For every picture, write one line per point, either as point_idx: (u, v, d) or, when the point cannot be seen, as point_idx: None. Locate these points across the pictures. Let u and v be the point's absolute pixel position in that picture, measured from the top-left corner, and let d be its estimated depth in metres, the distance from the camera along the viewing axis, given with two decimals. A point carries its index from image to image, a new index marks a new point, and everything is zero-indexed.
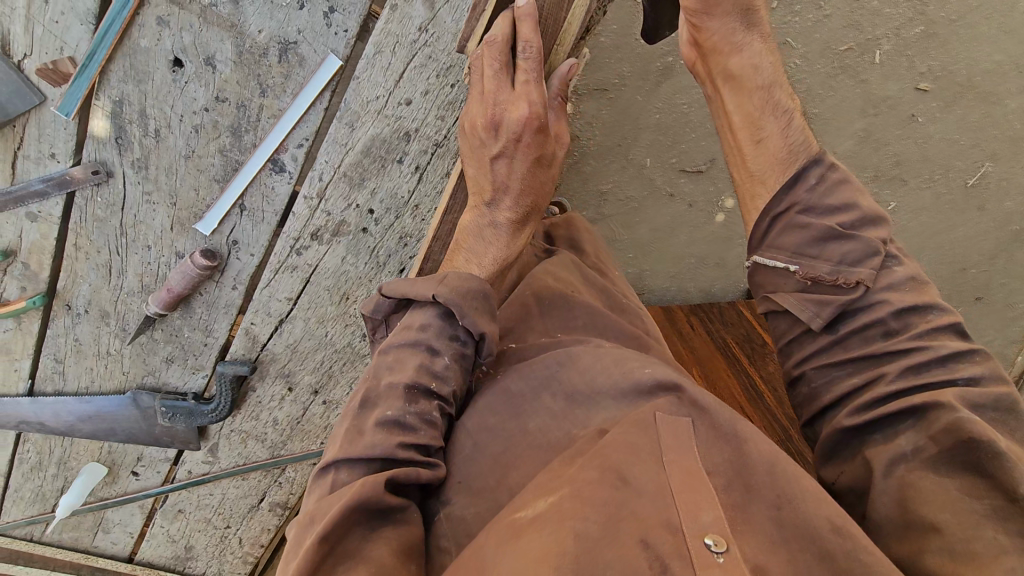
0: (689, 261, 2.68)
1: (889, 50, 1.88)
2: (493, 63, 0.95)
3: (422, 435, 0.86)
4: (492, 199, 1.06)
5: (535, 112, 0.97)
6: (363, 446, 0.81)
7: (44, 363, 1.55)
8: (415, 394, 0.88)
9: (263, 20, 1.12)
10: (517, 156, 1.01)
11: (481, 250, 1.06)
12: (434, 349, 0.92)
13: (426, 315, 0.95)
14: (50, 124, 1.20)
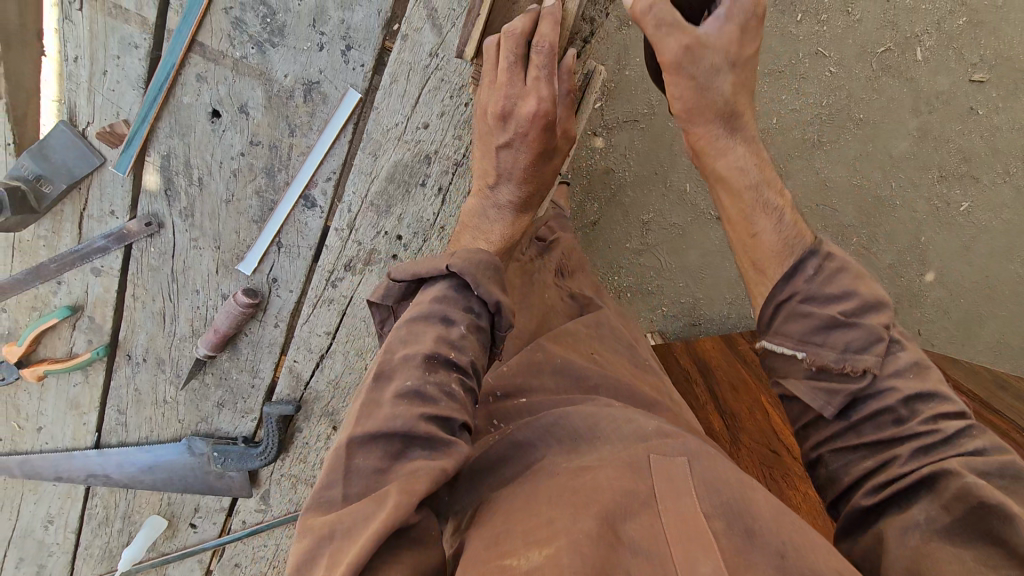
0: (749, 287, 2.52)
1: (933, 45, 2.22)
2: (505, 57, 0.88)
3: (442, 406, 0.88)
4: (495, 183, 1.01)
5: (544, 109, 0.89)
6: (385, 416, 0.86)
7: (108, 415, 1.63)
8: (433, 364, 0.90)
9: (289, 66, 1.20)
10: (523, 148, 0.94)
11: (485, 230, 1.04)
12: (450, 319, 0.94)
13: (442, 285, 0.97)
14: (108, 184, 1.31)
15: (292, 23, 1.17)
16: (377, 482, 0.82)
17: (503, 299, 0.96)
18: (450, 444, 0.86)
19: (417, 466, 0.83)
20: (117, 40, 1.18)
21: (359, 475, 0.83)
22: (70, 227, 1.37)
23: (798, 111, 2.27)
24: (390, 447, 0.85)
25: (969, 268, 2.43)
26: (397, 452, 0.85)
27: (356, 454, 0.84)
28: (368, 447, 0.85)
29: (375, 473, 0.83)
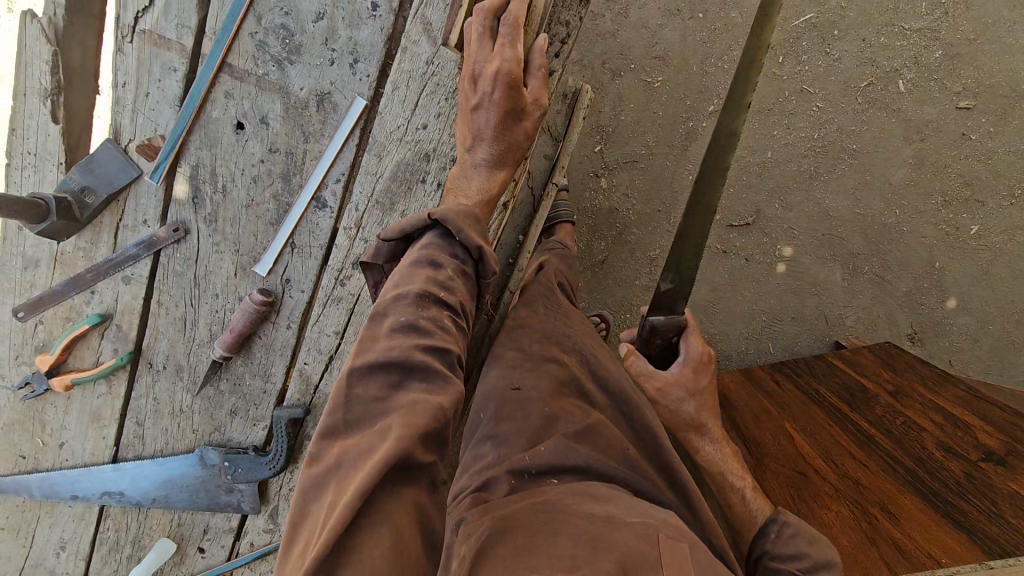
0: (761, 320, 2.74)
1: (913, 77, 2.54)
2: (475, 30, 1.17)
3: (435, 338, 1.02)
4: (472, 145, 1.24)
5: (505, 67, 1.12)
6: (385, 347, 0.99)
7: (128, 427, 1.68)
8: (427, 301, 1.05)
9: (304, 80, 1.37)
10: (491, 108, 1.17)
11: (462, 186, 1.25)
12: (437, 263, 1.10)
13: (428, 236, 1.15)
14: (143, 195, 1.47)
15: (307, 43, 1.35)
16: (378, 406, 0.94)
17: (484, 244, 1.14)
18: (445, 376, 0.98)
19: (416, 396, 0.94)
20: (160, 67, 1.38)
21: (360, 401, 0.94)
22: (106, 238, 1.51)
23: (790, 147, 2.60)
24: (388, 376, 0.96)
25: (982, 282, 2.71)
26: (396, 383, 0.96)
27: (357, 383, 0.95)
28: (368, 377, 0.96)
29: (375, 399, 0.94)
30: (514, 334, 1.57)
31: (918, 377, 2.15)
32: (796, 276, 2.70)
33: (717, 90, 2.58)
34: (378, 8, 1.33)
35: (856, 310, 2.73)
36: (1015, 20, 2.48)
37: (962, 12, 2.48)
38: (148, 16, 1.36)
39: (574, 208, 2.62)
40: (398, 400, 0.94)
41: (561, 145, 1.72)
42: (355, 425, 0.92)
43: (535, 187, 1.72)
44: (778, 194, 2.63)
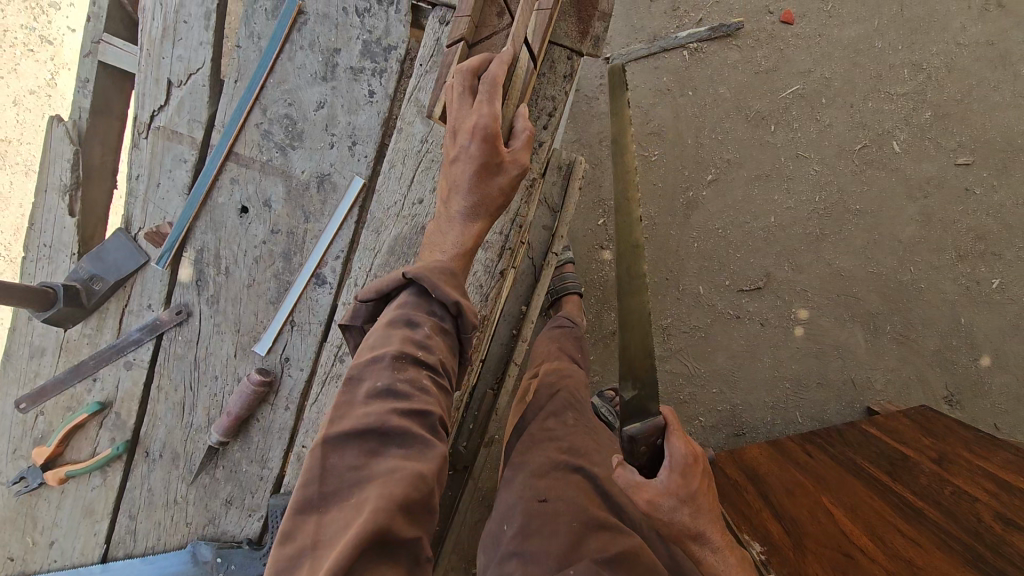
0: (785, 388, 2.60)
1: (908, 138, 2.58)
2: (455, 86, 1.18)
3: (414, 401, 0.97)
4: (449, 196, 1.24)
5: (482, 122, 1.12)
6: (362, 414, 0.95)
7: (119, 522, 1.60)
8: (403, 361, 1.01)
9: (306, 163, 1.44)
10: (466, 160, 1.17)
11: (439, 240, 1.25)
12: (414, 322, 1.07)
13: (403, 294, 1.12)
14: (149, 280, 1.51)
15: (308, 129, 1.43)
16: (354, 477, 0.89)
17: (461, 299, 1.10)
18: (423, 440, 0.94)
19: (393, 465, 0.89)
20: (171, 158, 1.47)
21: (336, 472, 0.90)
22: (111, 324, 1.54)
23: (792, 210, 2.61)
24: (364, 444, 0.92)
25: (1014, 338, 2.54)
26: (374, 451, 0.92)
27: (333, 453, 0.91)
28: (345, 446, 0.92)
29: (351, 469, 0.90)
30: (534, 447, 1.37)
31: (963, 443, 2.00)
32: (816, 339, 2.60)
33: (714, 160, 2.64)
34: (375, 94, 1.41)
35: (884, 373, 2.57)
36: (999, 80, 2.55)
37: (944, 75, 2.56)
38: (163, 114, 1.47)
39: (581, 280, 2.61)
40: (375, 470, 0.89)
41: (558, 215, 1.75)
42: (330, 498, 0.87)
43: (535, 259, 1.74)
44: (787, 255, 2.61)
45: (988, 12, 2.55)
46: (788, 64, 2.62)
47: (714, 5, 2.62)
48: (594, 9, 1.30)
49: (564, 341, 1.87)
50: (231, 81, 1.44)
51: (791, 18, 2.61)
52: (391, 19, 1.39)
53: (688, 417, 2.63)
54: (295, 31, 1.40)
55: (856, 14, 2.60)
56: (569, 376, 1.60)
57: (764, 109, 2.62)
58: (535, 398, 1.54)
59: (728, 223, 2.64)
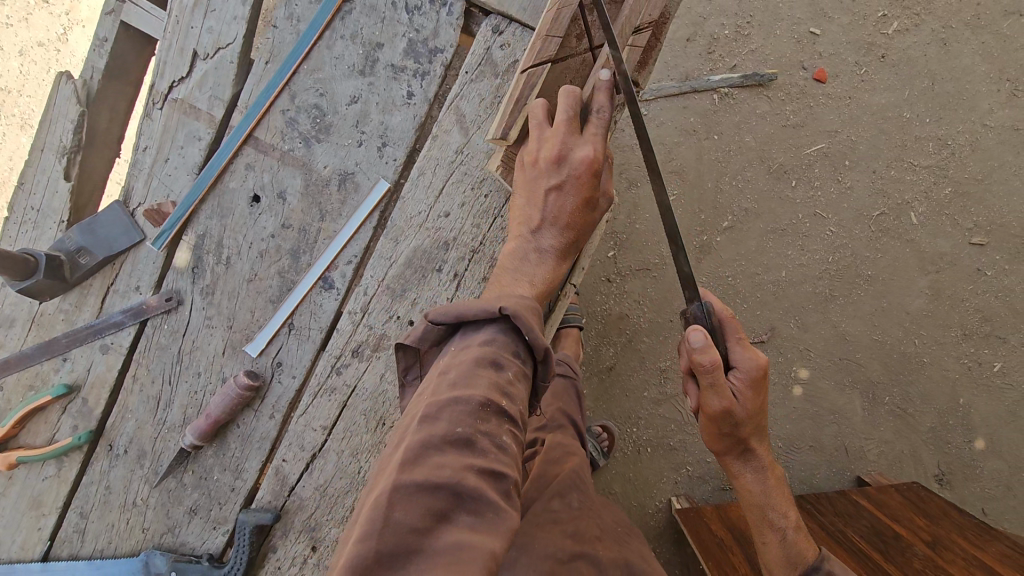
0: (778, 446, 2.52)
1: (925, 211, 2.56)
2: (565, 111, 1.11)
3: (491, 459, 0.86)
4: (538, 227, 1.18)
5: (597, 155, 1.12)
6: (434, 465, 0.82)
7: (68, 518, 1.45)
8: (487, 411, 0.90)
9: (329, 158, 1.35)
10: (572, 191, 1.14)
11: (527, 271, 1.17)
12: (500, 364, 0.96)
13: (490, 330, 1.01)
14: (141, 260, 1.39)
15: (337, 123, 1.34)
16: (416, 542, 0.74)
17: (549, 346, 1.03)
18: (499, 508, 0.80)
19: (463, 537, 0.75)
20: (185, 135, 1.37)
21: (396, 530, 0.74)
22: (92, 302, 1.41)
23: (805, 268, 2.56)
24: (433, 502, 0.78)
25: (1010, 425, 2.50)
26: (441, 512, 0.78)
27: (397, 505, 0.77)
28: (411, 500, 0.78)
29: (413, 531, 0.75)
30: (537, 530, 1.25)
31: (957, 526, 1.92)
32: (814, 402, 2.53)
33: (732, 208, 2.57)
34: (414, 96, 1.33)
35: (878, 445, 2.51)
36: (1020, 165, 2.55)
37: (967, 153, 2.56)
38: (182, 86, 1.37)
39: (584, 310, 2.53)
40: (442, 540, 0.75)
41: (581, 246, 1.65)
42: (387, 565, 0.71)
43: (552, 288, 1.63)
44: (794, 313, 2.56)
45: (1016, 97, 2.55)
46: (815, 122, 2.59)
47: (749, 52, 2.59)
48: (658, 42, 1.22)
49: (565, 404, 1.83)
50: (261, 62, 1.34)
51: (823, 76, 2.58)
52: (441, 20, 1.31)
53: (677, 463, 2.50)
54: (338, 19, 1.32)
55: (888, 81, 2.57)
56: (574, 454, 1.56)
57: (787, 163, 2.58)
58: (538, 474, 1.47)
59: (738, 271, 2.57)
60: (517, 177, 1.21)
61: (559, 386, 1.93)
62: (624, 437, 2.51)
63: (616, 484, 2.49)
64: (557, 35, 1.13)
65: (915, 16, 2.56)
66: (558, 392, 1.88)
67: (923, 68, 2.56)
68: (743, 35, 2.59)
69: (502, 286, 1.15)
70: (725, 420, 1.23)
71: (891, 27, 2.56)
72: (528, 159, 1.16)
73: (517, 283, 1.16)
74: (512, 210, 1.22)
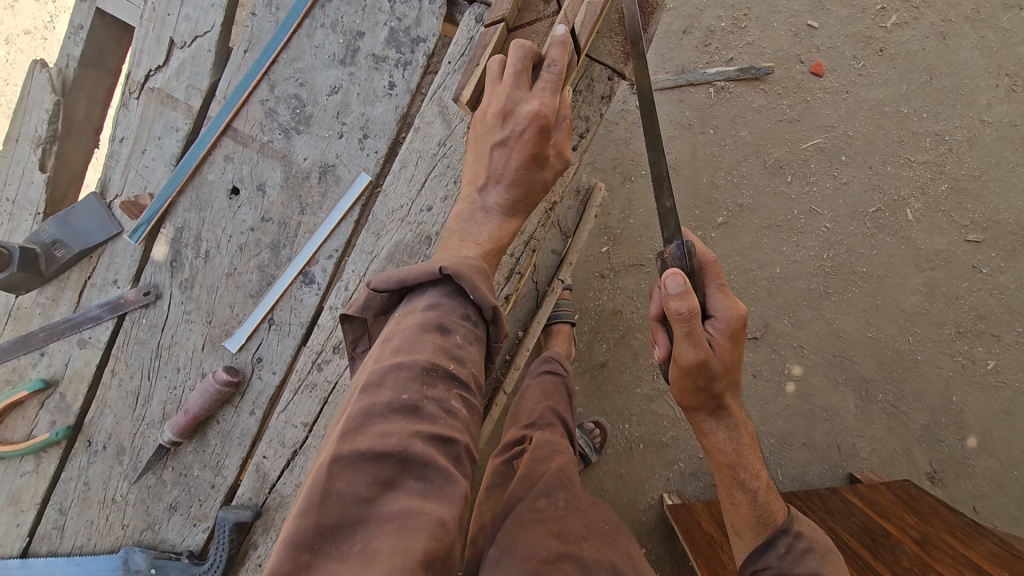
0: (770, 443, 2.50)
1: (922, 208, 2.53)
2: (514, 64, 1.09)
3: (439, 425, 0.86)
4: (485, 186, 1.16)
5: (545, 112, 1.08)
6: (378, 432, 0.82)
7: (47, 515, 1.43)
8: (433, 376, 0.90)
9: (309, 150, 1.32)
10: (517, 147, 1.11)
11: (474, 231, 1.14)
12: (446, 327, 0.96)
13: (436, 295, 1.00)
14: (119, 253, 1.37)
15: (318, 114, 1.31)
16: (362, 510, 0.76)
17: (498, 306, 1.01)
18: (447, 473, 0.82)
19: (410, 503, 0.77)
20: (163, 126, 1.34)
21: (340, 500, 0.76)
22: (70, 295, 1.39)
23: (799, 264, 2.54)
24: (379, 470, 0.79)
25: (1003, 423, 2.48)
26: (388, 479, 0.79)
27: (340, 475, 0.77)
28: (354, 469, 0.78)
29: (359, 499, 0.77)
30: (522, 529, 1.23)
31: (946, 525, 1.91)
32: (807, 399, 2.51)
33: (726, 203, 2.55)
34: (395, 87, 1.30)
35: (870, 442, 2.48)
36: (1018, 162, 2.53)
37: (965, 149, 2.53)
38: (159, 75, 1.34)
39: (576, 305, 2.51)
40: (388, 507, 0.77)
41: (570, 241, 1.62)
42: (332, 534, 0.73)
43: (539, 282, 1.61)
44: (788, 309, 2.53)
45: (1015, 93, 2.52)
46: (812, 116, 2.56)
47: (746, 46, 2.56)
48: (643, 32, 1.19)
49: (555, 401, 1.81)
50: (240, 51, 1.31)
51: (820, 70, 2.55)
52: (424, 9, 1.28)
53: (669, 460, 2.48)
54: (319, 7, 1.29)
55: (886, 76, 2.54)
56: (562, 452, 1.54)
57: (782, 158, 2.55)
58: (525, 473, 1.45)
59: (732, 267, 2.54)
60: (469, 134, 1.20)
61: (548, 382, 1.91)
62: (616, 433, 2.49)
63: (608, 480, 2.47)
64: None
65: (914, 10, 2.53)
66: (547, 388, 1.86)
67: (922, 62, 2.53)
68: (740, 28, 2.56)
69: (447, 248, 1.12)
70: (700, 373, 1.15)
71: (889, 21, 2.53)
72: (477, 113, 1.15)
73: (464, 243, 1.13)
74: (464, 168, 1.21)
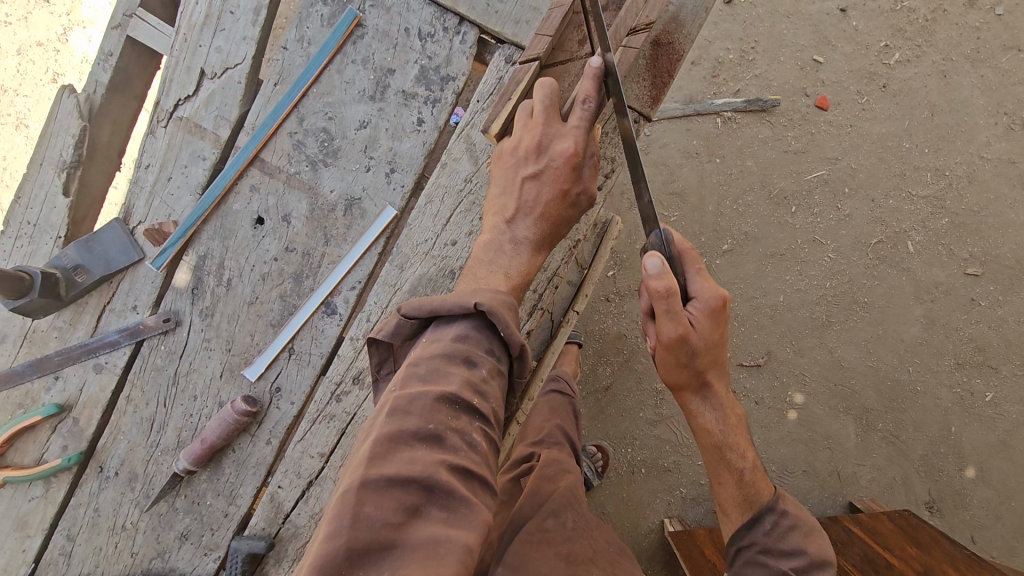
0: (772, 469, 2.50)
1: (922, 241, 2.57)
2: (543, 101, 1.11)
3: (462, 457, 0.83)
4: (513, 218, 1.15)
5: (577, 149, 1.10)
6: (405, 459, 0.80)
7: (55, 541, 1.41)
8: (457, 408, 0.87)
9: (336, 182, 1.33)
10: (548, 182, 1.12)
11: (503, 263, 1.13)
12: (473, 362, 0.93)
13: (461, 327, 0.97)
14: (140, 279, 1.37)
15: (345, 147, 1.32)
16: (390, 536, 0.73)
17: (525, 343, 1.00)
18: (471, 504, 0.79)
19: (435, 529, 0.75)
20: (189, 154, 1.35)
21: (369, 525, 0.73)
22: (87, 320, 1.38)
23: (802, 293, 2.56)
24: (405, 495, 0.77)
25: (1000, 454, 2.51)
26: (413, 506, 0.77)
27: (368, 501, 0.75)
28: (383, 494, 0.76)
29: (387, 525, 0.74)
30: (530, 548, 1.22)
31: (948, 557, 1.88)
32: (809, 427, 2.52)
33: (732, 231, 2.57)
34: (423, 123, 1.31)
35: (870, 471, 2.50)
36: (1016, 198, 2.58)
37: (965, 184, 2.57)
38: (188, 105, 1.35)
39: (582, 329, 2.52)
40: (414, 534, 0.74)
41: (586, 273, 1.63)
42: (363, 557, 0.71)
43: (555, 315, 1.60)
44: (791, 338, 2.55)
45: (1013, 131, 2.58)
46: (817, 149, 2.60)
47: (753, 78, 2.60)
48: (670, 78, 1.20)
49: (562, 420, 1.80)
50: (270, 83, 1.32)
51: (825, 104, 2.59)
52: (454, 48, 1.30)
53: (671, 485, 2.47)
54: (350, 43, 1.30)
55: (889, 111, 2.58)
56: (569, 470, 1.52)
57: (787, 188, 2.59)
58: (535, 492, 1.44)
59: (736, 294, 2.56)
60: (493, 166, 1.20)
61: (556, 402, 1.90)
62: (618, 457, 2.48)
63: (611, 504, 2.46)
64: (548, 35, 1.15)
65: (917, 48, 2.58)
66: (555, 407, 1.86)
67: (924, 99, 2.58)
68: (747, 60, 2.60)
69: (476, 279, 1.11)
70: (680, 349, 1.15)
71: (893, 57, 2.58)
72: (507, 148, 1.16)
73: (492, 276, 1.12)
74: (491, 199, 1.21)
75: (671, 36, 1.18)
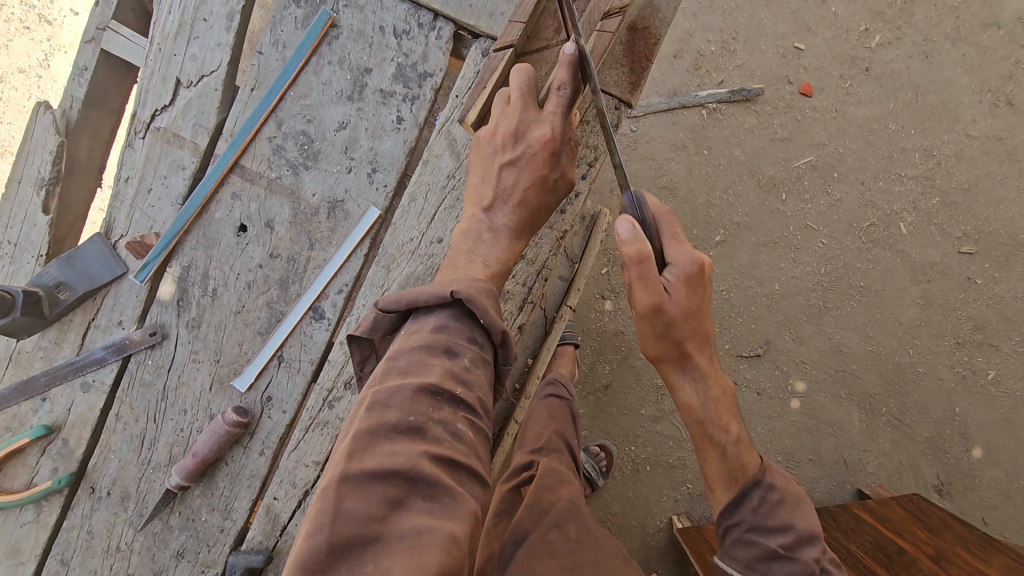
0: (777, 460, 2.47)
1: (915, 221, 2.56)
2: (519, 87, 1.10)
3: (446, 447, 0.82)
4: (491, 206, 1.14)
5: (554, 135, 1.09)
6: (386, 453, 0.78)
7: (48, 566, 1.38)
8: (438, 399, 0.86)
9: (318, 185, 1.32)
10: (525, 168, 1.11)
11: (482, 251, 1.13)
12: (453, 351, 0.91)
13: (440, 317, 0.95)
14: (124, 294, 1.35)
15: (326, 149, 1.31)
16: (372, 530, 0.71)
17: (507, 329, 0.97)
18: (456, 494, 0.77)
19: (419, 520, 0.72)
20: (169, 164, 1.34)
21: (351, 520, 0.71)
22: (72, 338, 1.36)
23: (797, 280, 2.55)
24: (387, 488, 0.75)
25: (1006, 433, 2.48)
26: (396, 500, 0.75)
27: (349, 496, 0.73)
28: (364, 488, 0.74)
29: (368, 519, 0.72)
30: (534, 561, 1.20)
31: (965, 541, 1.86)
32: (812, 415, 2.50)
33: (723, 222, 2.56)
34: (403, 121, 1.30)
35: (877, 456, 2.47)
36: (1005, 174, 2.58)
37: (954, 163, 2.57)
38: (165, 115, 1.34)
39: (578, 327, 2.49)
40: (398, 527, 0.72)
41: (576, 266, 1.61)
42: (344, 552, 0.68)
43: (548, 310, 1.58)
44: (788, 326, 2.53)
45: (998, 108, 2.58)
46: (803, 135, 2.60)
47: (736, 68, 2.59)
48: (648, 63, 1.19)
49: (561, 426, 1.77)
50: (247, 88, 1.31)
51: (809, 90, 2.60)
52: (430, 44, 1.29)
53: (677, 481, 2.45)
54: (325, 44, 1.30)
55: (873, 94, 2.59)
56: (569, 481, 1.49)
57: (776, 176, 2.58)
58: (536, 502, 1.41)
59: (732, 285, 2.55)
60: (471, 155, 1.18)
61: (554, 407, 1.88)
62: (622, 456, 2.45)
63: (617, 504, 2.43)
64: (522, 22, 1.14)
65: (897, 29, 2.58)
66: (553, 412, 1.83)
67: (907, 80, 2.58)
68: (729, 50, 2.60)
69: (457, 271, 1.10)
70: (656, 318, 1.09)
71: (874, 40, 2.59)
72: (484, 135, 1.15)
73: (470, 265, 1.12)
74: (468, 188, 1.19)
75: (647, 21, 1.18)
